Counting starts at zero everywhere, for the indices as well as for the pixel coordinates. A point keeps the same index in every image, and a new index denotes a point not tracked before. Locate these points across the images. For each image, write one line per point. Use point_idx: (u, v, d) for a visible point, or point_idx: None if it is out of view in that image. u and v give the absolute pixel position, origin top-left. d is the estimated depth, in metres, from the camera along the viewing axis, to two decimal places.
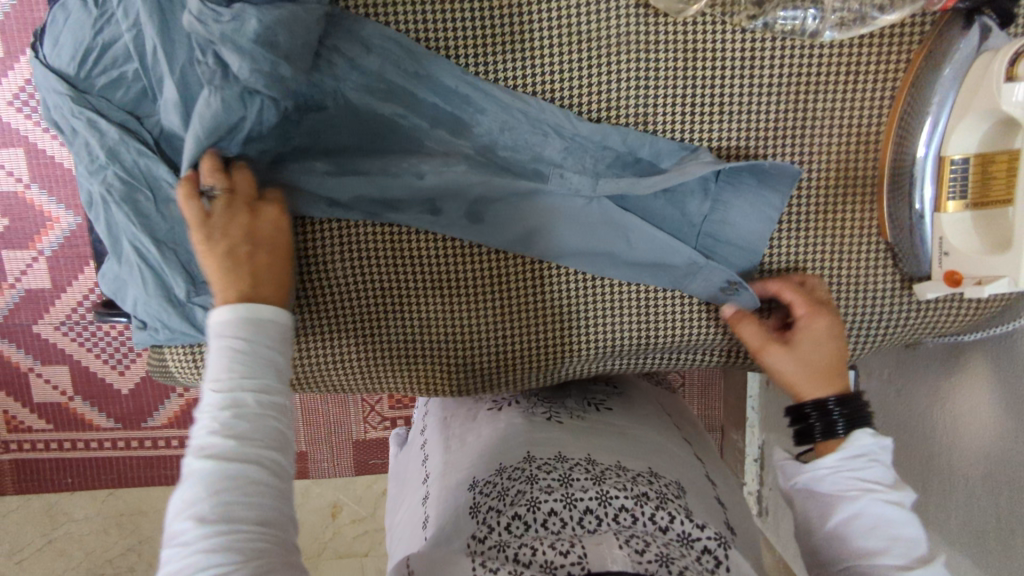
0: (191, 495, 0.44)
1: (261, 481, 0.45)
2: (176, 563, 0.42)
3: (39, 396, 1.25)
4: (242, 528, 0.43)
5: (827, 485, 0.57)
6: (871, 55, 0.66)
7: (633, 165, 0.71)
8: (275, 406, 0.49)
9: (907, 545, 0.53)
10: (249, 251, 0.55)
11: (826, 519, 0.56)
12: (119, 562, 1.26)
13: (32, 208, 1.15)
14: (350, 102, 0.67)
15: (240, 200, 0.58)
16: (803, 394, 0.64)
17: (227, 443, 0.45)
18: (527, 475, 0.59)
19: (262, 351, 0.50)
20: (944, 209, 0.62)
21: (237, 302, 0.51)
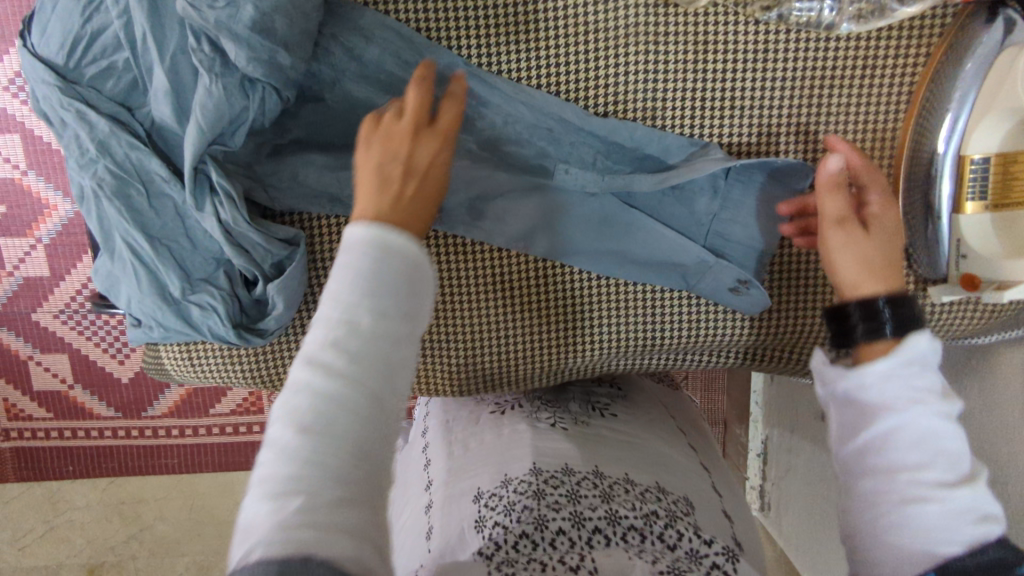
0: (296, 402, 0.39)
1: (367, 408, 0.39)
2: (267, 475, 0.38)
3: (39, 384, 1.24)
4: (337, 456, 0.38)
5: (876, 392, 0.46)
6: (890, 48, 0.63)
7: (639, 162, 0.68)
8: (394, 338, 0.42)
9: (953, 459, 0.43)
10: (401, 181, 0.48)
11: (861, 428, 0.46)
12: (120, 549, 1.26)
13: (30, 195, 1.13)
14: (350, 95, 0.64)
15: (420, 120, 0.51)
16: (855, 286, 0.55)
17: (339, 358, 0.40)
18: (533, 490, 0.58)
19: (389, 276, 0.42)
20: (962, 210, 0.60)
21: (378, 222, 0.45)
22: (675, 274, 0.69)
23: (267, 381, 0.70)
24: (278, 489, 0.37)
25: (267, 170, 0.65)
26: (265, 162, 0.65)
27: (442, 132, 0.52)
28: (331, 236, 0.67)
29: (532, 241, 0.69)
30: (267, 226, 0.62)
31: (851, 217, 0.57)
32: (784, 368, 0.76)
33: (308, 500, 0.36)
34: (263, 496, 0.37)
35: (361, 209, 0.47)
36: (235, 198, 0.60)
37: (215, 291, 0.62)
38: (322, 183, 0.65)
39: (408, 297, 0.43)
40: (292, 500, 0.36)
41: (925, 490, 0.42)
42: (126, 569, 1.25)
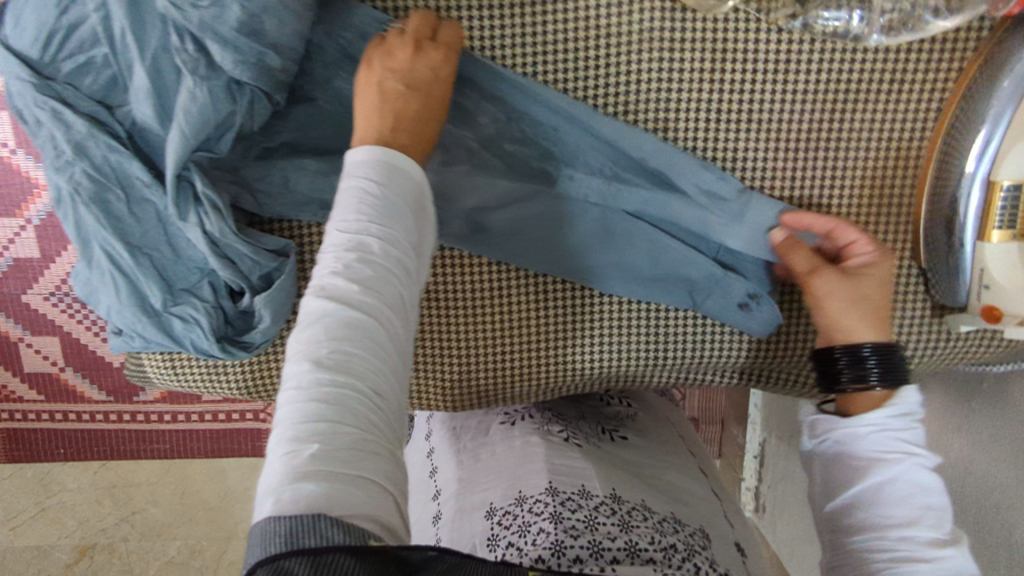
0: (309, 338, 0.41)
1: (379, 340, 0.41)
2: (288, 410, 0.39)
3: (30, 367, 1.21)
4: (355, 390, 0.39)
5: (867, 445, 0.51)
6: (921, 61, 0.60)
7: (645, 174, 0.65)
8: (399, 264, 0.44)
9: (940, 516, 0.48)
10: (405, 95, 0.52)
11: (852, 480, 0.51)
12: (111, 532, 1.25)
13: (19, 173, 1.08)
14: (342, 93, 0.61)
15: (422, 38, 0.55)
16: (845, 334, 0.56)
17: (350, 289, 0.42)
18: (550, 511, 0.56)
19: (393, 202, 0.45)
20: (988, 237, 0.57)
21: (381, 145, 0.49)
22: (682, 291, 0.66)
23: (255, 392, 0.67)
24: (297, 428, 0.38)
25: (256, 174, 0.61)
26: (254, 166, 0.61)
27: (442, 45, 0.56)
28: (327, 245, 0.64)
29: (534, 254, 0.66)
30: (255, 237, 0.59)
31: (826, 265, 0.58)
32: (795, 393, 0.72)
33: (330, 438, 0.37)
34: (282, 440, 0.38)
35: (368, 122, 0.51)
36: (220, 207, 0.57)
37: (199, 304, 0.59)
38: (315, 189, 0.62)
39: (409, 231, 0.46)
40: (314, 438, 0.37)
41: (916, 548, 0.47)
42: (117, 550, 1.25)
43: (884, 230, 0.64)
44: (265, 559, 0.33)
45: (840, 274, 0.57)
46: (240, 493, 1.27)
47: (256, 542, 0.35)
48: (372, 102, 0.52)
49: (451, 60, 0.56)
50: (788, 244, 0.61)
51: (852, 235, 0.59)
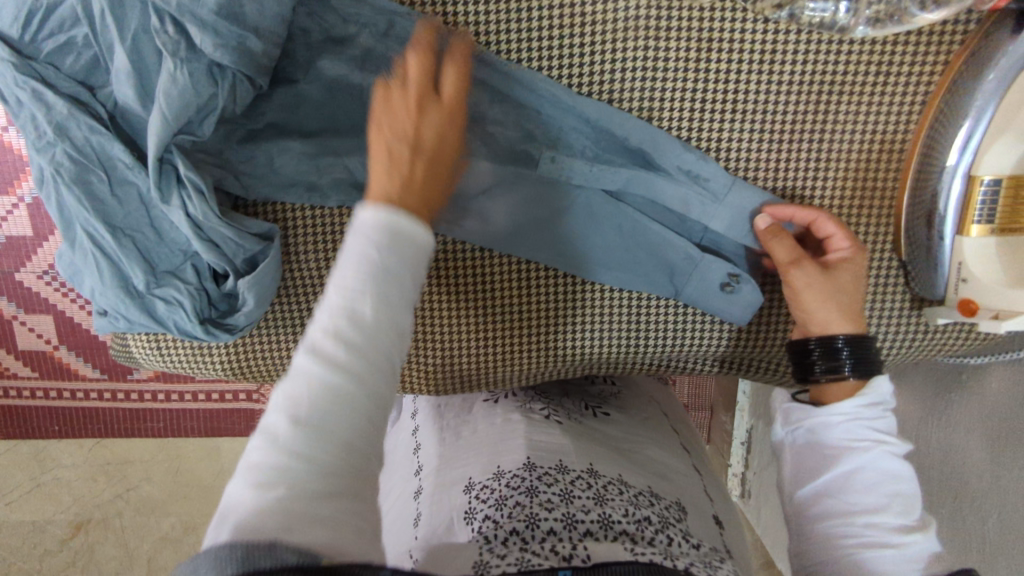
0: (292, 394, 0.38)
1: (366, 403, 0.38)
2: (257, 457, 0.37)
3: (24, 344, 1.22)
4: (333, 449, 0.37)
5: (839, 433, 0.53)
6: (907, 54, 0.60)
7: (627, 153, 0.65)
8: (395, 332, 0.40)
9: (907, 504, 0.50)
10: (411, 159, 0.47)
11: (826, 468, 0.52)
12: (106, 507, 1.24)
13: (11, 152, 1.08)
14: (326, 75, 0.61)
15: (425, 93, 0.49)
16: (823, 327, 0.58)
17: (339, 354, 0.38)
18: (527, 486, 0.57)
19: (396, 268, 0.41)
20: (967, 232, 0.57)
21: (388, 205, 0.43)
22: (662, 278, 0.67)
23: (241, 372, 0.68)
24: (268, 475, 0.36)
25: (240, 157, 0.61)
26: (238, 148, 0.61)
27: (448, 105, 0.50)
28: (306, 225, 0.64)
29: (518, 240, 0.66)
30: (240, 221, 0.59)
31: (808, 258, 0.59)
32: (776, 379, 0.73)
33: (300, 489, 0.36)
34: (252, 484, 0.36)
35: (371, 189, 0.45)
36: (203, 189, 0.56)
37: (182, 286, 0.59)
38: (300, 172, 0.62)
39: (410, 290, 0.41)
40: (283, 486, 0.36)
41: (882, 533, 0.48)
42: (111, 526, 1.23)
43: (866, 223, 0.64)
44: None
45: (822, 271, 0.58)
46: (232, 472, 1.27)
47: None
48: (377, 164, 0.46)
49: (458, 117, 0.51)
50: (769, 234, 0.61)
51: (828, 227, 0.61)
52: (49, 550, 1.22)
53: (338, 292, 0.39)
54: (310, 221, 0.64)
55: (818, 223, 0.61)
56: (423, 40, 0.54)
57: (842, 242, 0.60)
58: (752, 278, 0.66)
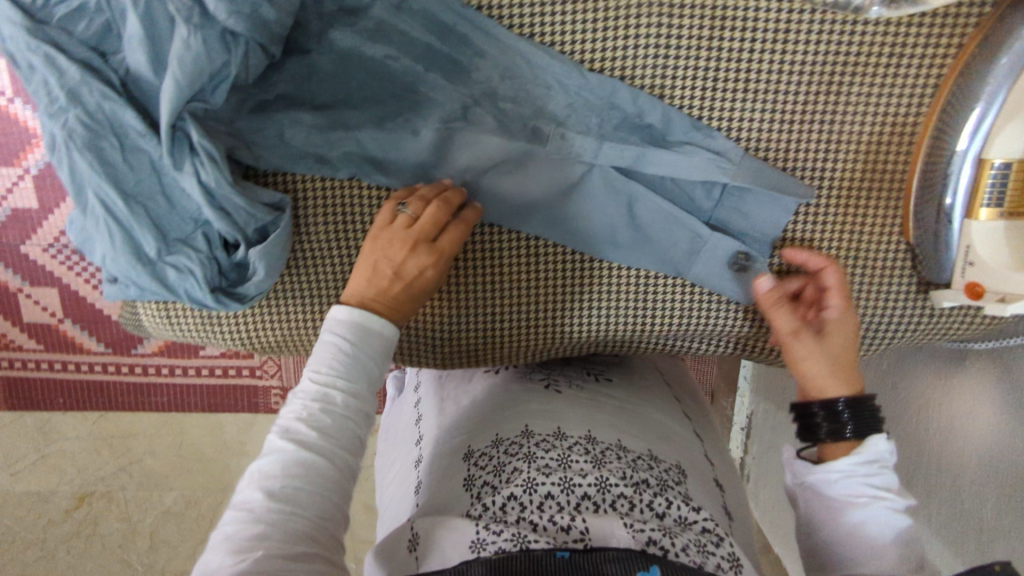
0: (268, 469, 0.48)
1: (328, 475, 0.49)
2: (233, 527, 0.46)
3: (28, 316, 1.21)
4: (299, 516, 0.47)
5: (838, 489, 0.55)
6: (921, 35, 0.59)
7: (636, 130, 0.65)
8: (358, 413, 0.53)
9: (908, 551, 0.52)
10: (389, 284, 0.57)
11: (828, 522, 0.55)
12: (109, 481, 1.26)
13: (17, 123, 1.07)
14: (337, 46, 0.62)
15: (425, 236, 0.58)
16: (819, 390, 0.59)
17: (310, 434, 0.50)
18: (524, 453, 0.60)
19: (361, 360, 0.54)
20: (976, 216, 0.57)
21: (361, 310, 0.56)
22: (669, 256, 0.67)
23: (250, 343, 0.69)
24: (241, 544, 0.44)
25: (251, 127, 0.61)
26: (249, 118, 0.61)
27: (440, 250, 0.59)
28: (317, 197, 0.64)
29: (527, 216, 0.66)
30: (252, 191, 0.60)
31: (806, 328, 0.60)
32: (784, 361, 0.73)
33: (270, 551, 0.44)
34: (225, 551, 0.44)
35: (352, 289, 0.58)
36: (217, 158, 0.57)
37: (194, 254, 0.60)
38: (310, 144, 0.62)
39: (368, 387, 0.54)
40: (256, 548, 0.44)
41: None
42: (116, 498, 1.25)
43: (874, 204, 0.64)
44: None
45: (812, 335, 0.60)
46: (235, 446, 1.28)
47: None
48: (366, 272, 0.57)
49: (443, 263, 0.59)
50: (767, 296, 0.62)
51: (833, 282, 0.62)
52: (52, 521, 1.24)
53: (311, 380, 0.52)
54: (321, 192, 0.64)
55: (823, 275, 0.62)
56: (454, 190, 0.61)
57: (838, 299, 0.61)
58: (762, 256, 0.66)
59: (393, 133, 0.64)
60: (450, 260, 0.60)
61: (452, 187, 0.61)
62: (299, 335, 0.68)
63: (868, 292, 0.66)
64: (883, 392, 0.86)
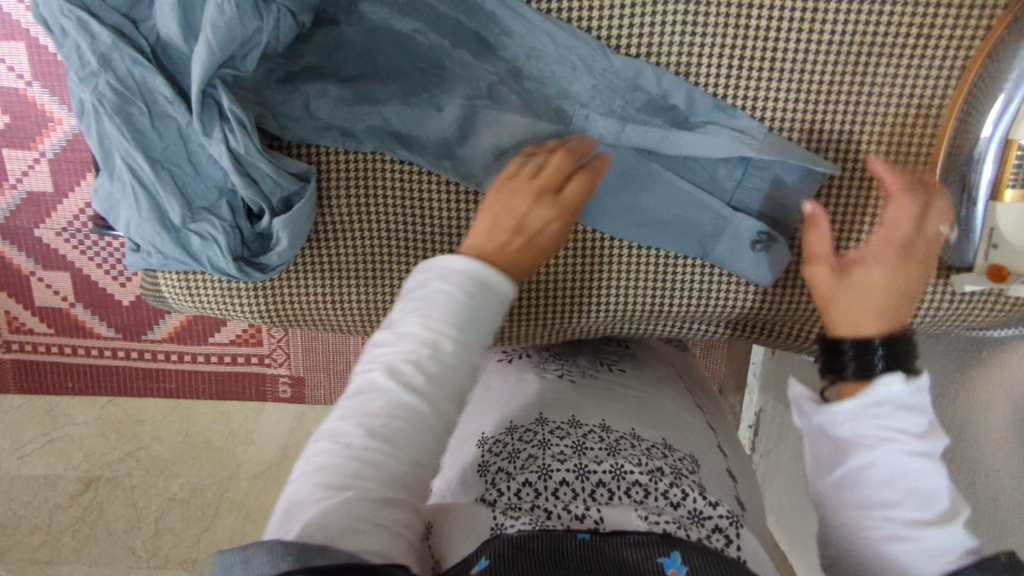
0: (368, 406, 0.44)
1: (430, 422, 0.45)
2: (328, 458, 0.43)
3: (39, 300, 1.18)
4: (396, 459, 0.43)
5: (847, 429, 0.46)
6: (949, 18, 0.60)
7: (660, 113, 0.65)
8: (469, 364, 0.47)
9: (927, 497, 0.43)
10: (510, 237, 0.54)
11: (832, 467, 0.46)
12: (116, 466, 1.22)
13: (35, 107, 1.06)
14: (366, 18, 0.62)
15: (549, 186, 0.57)
16: (850, 326, 0.52)
17: (415, 377, 0.44)
18: (539, 439, 0.60)
19: (478, 311, 0.48)
20: (1001, 197, 0.56)
21: (478, 258, 0.51)
22: (688, 240, 0.67)
23: (270, 316, 0.69)
24: (335, 479, 0.41)
25: (278, 98, 0.62)
26: (276, 89, 0.62)
27: (563, 203, 0.57)
28: (339, 173, 0.64)
29: None
30: (279, 160, 0.60)
31: (824, 257, 0.56)
32: (800, 345, 0.73)
33: (362, 493, 0.41)
34: (317, 484, 0.42)
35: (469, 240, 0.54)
36: (246, 125, 0.57)
37: (217, 221, 0.60)
38: (335, 117, 0.63)
39: (482, 336, 0.48)
40: (349, 488, 0.41)
41: (899, 530, 0.43)
42: (122, 485, 1.21)
43: None
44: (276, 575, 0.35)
45: (834, 271, 0.55)
46: (242, 434, 1.23)
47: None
48: (485, 225, 0.54)
49: (563, 219, 0.57)
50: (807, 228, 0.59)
51: (897, 215, 0.54)
52: (59, 505, 1.20)
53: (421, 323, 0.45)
54: (344, 166, 0.64)
55: (891, 208, 0.55)
56: (578, 141, 0.60)
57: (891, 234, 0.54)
58: (784, 240, 0.66)
59: (418, 109, 0.64)
60: (569, 217, 0.58)
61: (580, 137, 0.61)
62: (316, 309, 0.68)
63: None
64: None
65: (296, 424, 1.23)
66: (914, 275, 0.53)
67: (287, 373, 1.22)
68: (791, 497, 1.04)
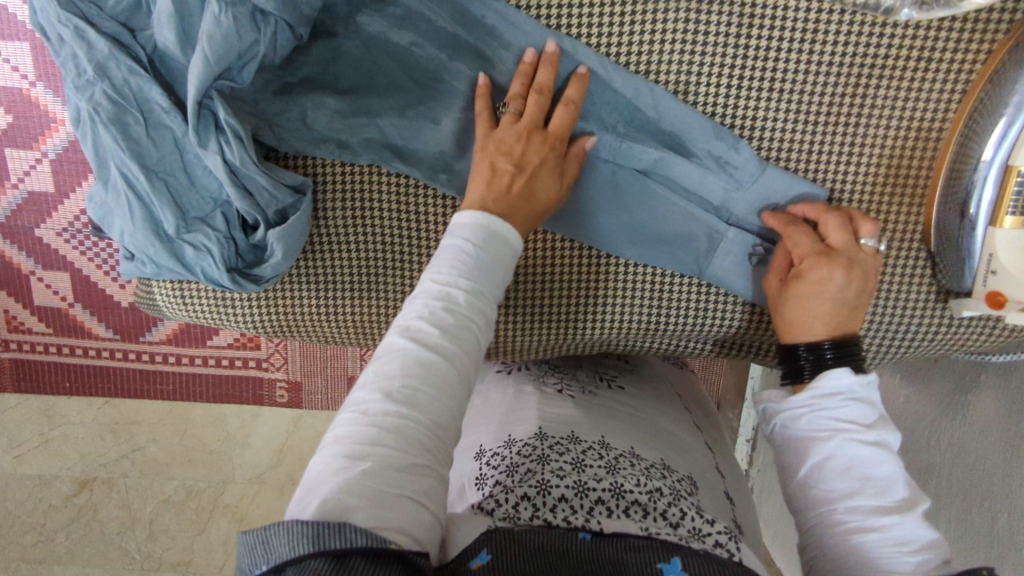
0: (387, 369, 0.45)
1: (446, 378, 0.46)
2: (348, 429, 0.43)
3: (39, 299, 1.18)
4: (418, 418, 0.44)
5: (804, 426, 0.52)
6: (951, 41, 0.59)
7: (657, 132, 0.65)
8: (480, 314, 0.49)
9: (885, 485, 0.48)
10: (513, 176, 0.57)
11: (799, 463, 0.51)
12: (112, 467, 1.21)
13: (37, 106, 1.06)
14: (365, 31, 0.62)
15: (534, 124, 0.59)
16: (799, 332, 0.57)
17: (431, 331, 0.47)
18: (538, 454, 0.59)
19: (487, 263, 0.51)
20: (1001, 223, 0.56)
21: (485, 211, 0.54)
22: (687, 257, 0.67)
23: (266, 327, 0.69)
24: (356, 448, 0.42)
25: (276, 109, 0.62)
26: (274, 100, 0.62)
27: (553, 136, 0.60)
28: (338, 185, 0.64)
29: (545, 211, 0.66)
30: (276, 171, 0.60)
31: (780, 271, 0.60)
32: None
33: (384, 461, 0.41)
34: (340, 456, 0.42)
35: (472, 194, 0.57)
36: (242, 136, 0.57)
37: (211, 232, 0.60)
38: (332, 130, 0.62)
39: (493, 289, 0.51)
40: (369, 459, 0.41)
41: (862, 518, 0.47)
42: (117, 486, 1.21)
43: (896, 211, 0.64)
44: (293, 559, 0.36)
45: (779, 285, 0.59)
46: (238, 438, 1.23)
47: (248, 558, 0.38)
48: (486, 175, 0.57)
49: (559, 152, 0.60)
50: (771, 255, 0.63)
51: (799, 245, 0.58)
52: (53, 505, 1.20)
53: (433, 279, 0.49)
54: (344, 179, 0.64)
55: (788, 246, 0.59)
56: (546, 67, 0.60)
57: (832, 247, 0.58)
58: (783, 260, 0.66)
59: (415, 123, 0.64)
60: (562, 147, 0.60)
61: (545, 54, 0.60)
62: (310, 321, 0.68)
63: (886, 297, 0.65)
64: (896, 403, 0.85)
65: (291, 429, 1.22)
66: (848, 283, 0.56)
67: (283, 378, 1.22)
68: (778, 517, 1.03)
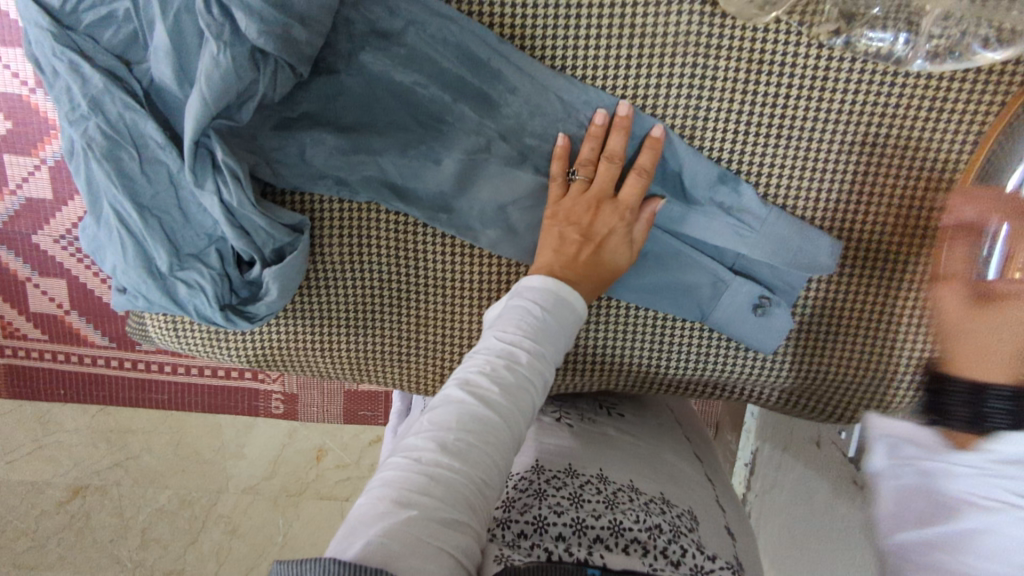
0: (442, 419, 0.45)
1: (499, 439, 0.45)
2: (399, 470, 0.43)
3: (34, 306, 1.15)
4: (468, 474, 0.43)
5: (956, 483, 0.38)
6: (965, 91, 0.58)
7: (661, 178, 0.63)
8: (540, 379, 0.50)
9: None
10: (580, 247, 0.58)
11: (932, 522, 0.37)
12: (104, 474, 1.20)
13: (36, 113, 1.03)
14: (367, 68, 0.60)
15: (604, 194, 0.59)
16: (989, 373, 0.41)
17: (490, 389, 0.46)
18: (535, 489, 0.57)
19: (550, 327, 0.52)
20: None
21: (555, 277, 0.55)
22: (689, 302, 0.66)
23: (257, 359, 0.68)
24: (405, 491, 0.41)
25: (275, 145, 0.60)
26: (271, 135, 0.60)
27: (623, 205, 0.59)
28: (334, 220, 0.63)
29: None
30: (273, 211, 0.59)
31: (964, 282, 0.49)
32: (801, 414, 0.71)
33: (428, 511, 0.40)
34: (388, 497, 0.41)
35: (542, 259, 0.58)
36: (240, 177, 0.56)
37: (205, 269, 0.59)
38: (331, 166, 0.61)
39: (554, 354, 0.51)
40: (415, 505, 0.40)
41: None
42: (109, 494, 1.19)
43: (905, 258, 0.62)
44: None
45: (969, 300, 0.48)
46: (231, 450, 1.21)
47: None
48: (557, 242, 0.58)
49: (630, 220, 0.60)
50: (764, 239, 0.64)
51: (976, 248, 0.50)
52: (45, 511, 1.18)
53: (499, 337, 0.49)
54: (339, 215, 0.63)
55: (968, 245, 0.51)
56: (618, 130, 0.59)
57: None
58: (784, 302, 0.65)
59: (416, 161, 0.62)
60: (634, 215, 0.60)
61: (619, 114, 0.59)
62: (303, 354, 0.67)
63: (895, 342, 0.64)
64: None
65: (286, 441, 1.20)
66: None
67: (279, 391, 1.19)
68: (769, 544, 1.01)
